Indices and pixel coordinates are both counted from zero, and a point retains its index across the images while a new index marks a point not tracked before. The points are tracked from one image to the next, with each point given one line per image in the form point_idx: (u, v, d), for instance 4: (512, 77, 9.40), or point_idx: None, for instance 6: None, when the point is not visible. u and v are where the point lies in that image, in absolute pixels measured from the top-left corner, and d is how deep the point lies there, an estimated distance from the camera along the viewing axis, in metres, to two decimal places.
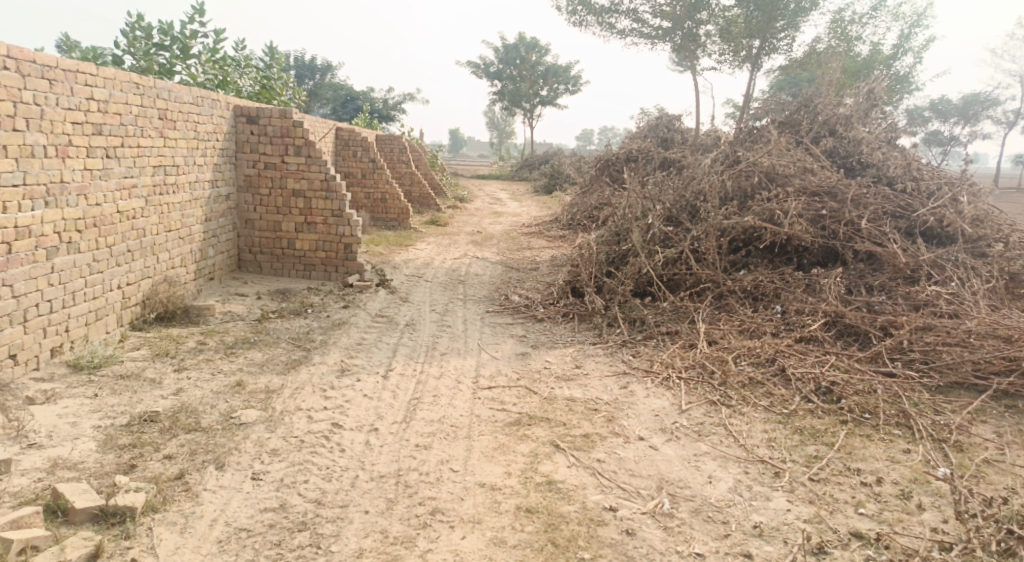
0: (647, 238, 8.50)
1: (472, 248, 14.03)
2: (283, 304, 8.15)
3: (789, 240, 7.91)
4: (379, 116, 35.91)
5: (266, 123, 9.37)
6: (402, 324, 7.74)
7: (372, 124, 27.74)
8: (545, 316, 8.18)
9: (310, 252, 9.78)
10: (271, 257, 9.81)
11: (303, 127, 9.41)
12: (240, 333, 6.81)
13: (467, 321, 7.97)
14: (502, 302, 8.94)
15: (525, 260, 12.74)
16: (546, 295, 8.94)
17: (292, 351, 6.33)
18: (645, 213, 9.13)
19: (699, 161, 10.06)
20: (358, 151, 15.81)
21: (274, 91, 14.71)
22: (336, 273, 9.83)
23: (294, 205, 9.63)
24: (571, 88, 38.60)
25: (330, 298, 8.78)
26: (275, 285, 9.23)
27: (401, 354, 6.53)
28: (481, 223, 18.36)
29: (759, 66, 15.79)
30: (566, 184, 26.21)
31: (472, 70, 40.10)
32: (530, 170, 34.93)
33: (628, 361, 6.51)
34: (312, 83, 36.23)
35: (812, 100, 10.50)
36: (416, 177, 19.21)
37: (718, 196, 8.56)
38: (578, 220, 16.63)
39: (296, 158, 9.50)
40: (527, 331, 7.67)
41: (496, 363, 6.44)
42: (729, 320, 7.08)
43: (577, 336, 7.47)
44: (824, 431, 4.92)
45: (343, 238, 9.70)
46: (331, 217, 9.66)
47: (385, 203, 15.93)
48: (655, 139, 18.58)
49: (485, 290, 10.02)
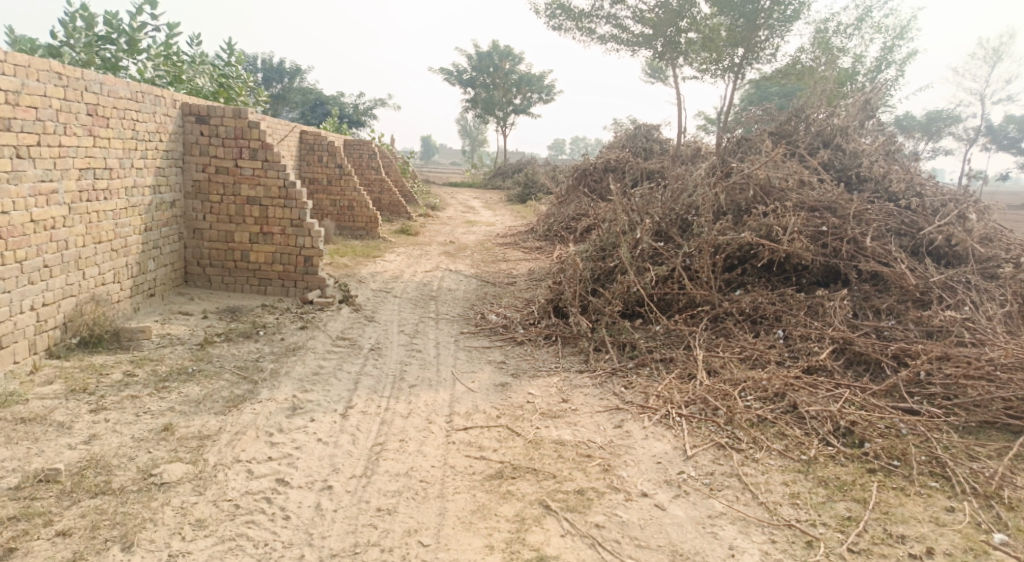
0: (636, 253, 7.85)
1: (444, 260, 13.25)
2: (233, 326, 7.29)
3: (789, 258, 7.33)
4: (348, 121, 34.92)
5: (217, 123, 8.50)
6: (366, 348, 6.94)
7: (341, 129, 26.82)
8: (525, 338, 7.47)
9: (266, 265, 8.91)
10: (222, 270, 8.90)
11: (260, 129, 8.58)
12: (179, 361, 5.91)
13: (439, 345, 7.20)
14: (477, 322, 8.20)
15: (501, 274, 12.00)
16: (525, 314, 8.23)
17: (237, 384, 5.47)
18: (632, 226, 8.49)
19: (689, 172, 9.45)
20: (323, 156, 14.92)
21: (234, 90, 13.74)
22: (294, 288, 8.98)
23: (248, 213, 8.77)
24: (544, 97, 38.10)
25: (286, 317, 7.93)
26: (225, 302, 8.35)
27: (365, 386, 5.74)
28: (454, 233, 17.58)
29: (742, 75, 15.46)
30: (540, 194, 25.59)
31: (444, 76, 39.37)
32: (502, 179, 34.27)
33: (620, 393, 5.83)
34: (280, 86, 35.03)
35: (805, 110, 10.00)
36: (385, 184, 18.35)
37: (711, 211, 7.96)
38: (554, 231, 15.97)
39: (251, 162, 8.65)
40: (506, 357, 6.93)
41: (472, 396, 5.69)
42: (728, 346, 6.45)
43: (561, 363, 6.76)
44: (851, 484, 4.24)
45: (303, 250, 8.86)
46: (289, 227, 8.82)
47: (352, 211, 15.07)
48: (633, 149, 18.06)
49: (458, 307, 9.26)
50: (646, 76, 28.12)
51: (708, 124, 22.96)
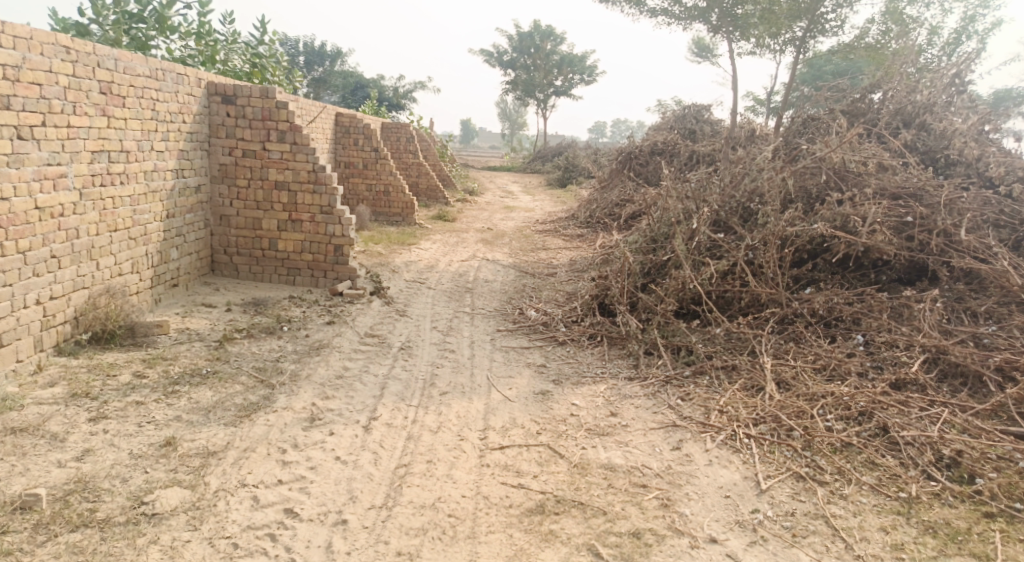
0: (692, 246, 7.13)
1: (481, 249, 12.67)
2: (257, 320, 6.84)
3: (867, 252, 6.55)
4: (388, 104, 34.53)
5: (244, 103, 8.03)
6: (396, 347, 6.41)
7: (380, 112, 26.40)
8: (567, 338, 6.86)
9: (295, 254, 8.47)
10: (249, 259, 8.47)
11: (288, 109, 8.09)
12: (194, 361, 5.45)
13: (474, 344, 6.63)
14: (516, 319, 7.61)
15: (541, 264, 11.36)
16: (567, 310, 7.60)
17: (253, 389, 4.97)
18: (688, 215, 7.74)
19: (750, 156, 8.62)
20: (359, 139, 14.44)
21: (268, 70, 13.31)
22: (324, 279, 8.52)
23: (276, 200, 8.32)
24: (586, 78, 37.00)
25: (313, 310, 7.46)
26: (251, 293, 7.92)
27: (392, 392, 5.20)
28: (492, 218, 17.00)
29: (804, 50, 14.40)
30: (581, 178, 24.76)
31: (484, 58, 38.62)
32: (542, 163, 33.48)
33: (678, 407, 5.17)
34: (321, 70, 34.81)
35: (882, 87, 9.06)
36: (423, 168, 17.83)
37: (777, 198, 7.16)
38: (597, 217, 15.22)
39: (279, 145, 8.19)
40: (547, 359, 6.33)
41: (509, 406, 5.09)
42: (800, 354, 5.74)
43: (608, 368, 6.12)
44: (967, 533, 3.56)
45: (333, 238, 8.39)
46: (319, 214, 8.35)
47: (388, 196, 14.60)
48: (681, 131, 17.14)
49: (496, 300, 8.67)
50: (693, 56, 26.91)
51: (760, 105, 21.76)
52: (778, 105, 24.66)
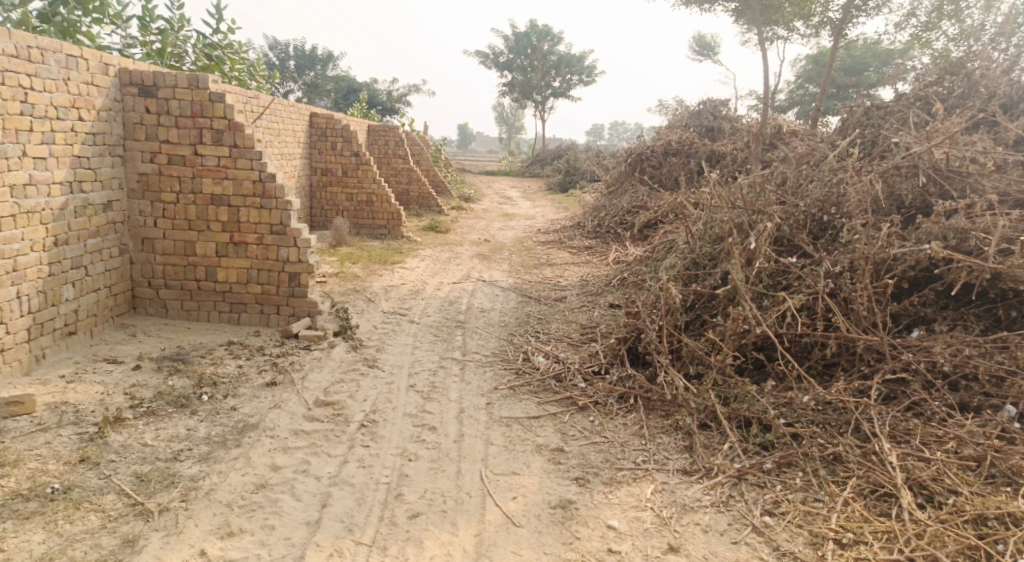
0: (754, 274, 5.40)
1: (478, 266, 10.93)
2: (171, 383, 5.06)
3: (996, 281, 4.79)
4: (380, 108, 32.80)
5: (167, 96, 6.30)
6: (356, 424, 4.64)
7: (370, 114, 24.62)
8: (590, 402, 5.13)
9: (238, 285, 6.71)
10: (181, 293, 6.68)
11: (225, 103, 6.36)
12: (44, 466, 3.69)
13: (465, 414, 4.87)
14: (520, 368, 5.86)
15: (547, 284, 9.59)
16: (588, 358, 5.85)
17: (113, 523, 3.24)
18: (741, 230, 6.01)
19: (810, 153, 6.86)
20: (337, 143, 12.67)
21: (226, 62, 11.51)
22: (276, 315, 6.76)
23: (214, 217, 6.58)
24: (585, 78, 35.19)
25: (254, 363, 5.70)
26: (177, 340, 6.15)
27: (335, 516, 3.47)
28: (490, 228, 15.28)
29: (841, 35, 12.69)
30: (584, 182, 23.04)
31: (480, 59, 36.94)
32: (541, 166, 31.75)
33: (768, 533, 3.49)
34: (312, 73, 32.78)
35: (967, 68, 7.32)
36: (413, 173, 16.08)
37: (864, 210, 5.43)
38: (607, 226, 13.49)
39: (214, 148, 6.45)
40: (566, 439, 4.59)
41: (514, 539, 3.41)
42: (930, 436, 4.01)
43: (652, 453, 4.39)
44: None
45: (286, 265, 6.66)
46: (268, 235, 6.61)
47: (371, 206, 12.86)
48: (698, 129, 15.47)
49: (494, 338, 6.92)
50: (695, 54, 25.20)
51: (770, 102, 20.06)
52: (787, 102, 22.80)
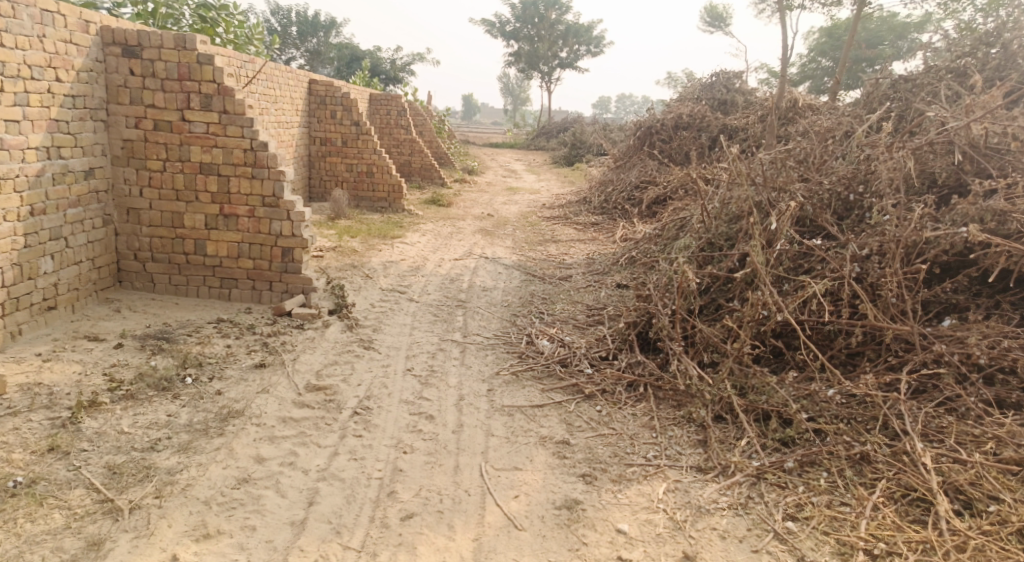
0: (774, 256, 5.07)
1: (481, 242, 10.59)
2: (153, 363, 4.77)
3: None
4: (384, 77, 32.13)
5: (152, 57, 5.92)
6: (349, 412, 4.36)
7: (373, 83, 24.04)
8: (597, 390, 4.85)
9: (229, 260, 6.40)
10: (169, 267, 6.38)
11: (214, 65, 5.98)
12: (8, 456, 3.42)
13: (465, 401, 4.58)
14: (523, 352, 5.57)
15: (551, 262, 9.27)
16: (595, 342, 5.56)
17: (78, 523, 3.02)
18: (761, 209, 5.66)
19: (834, 128, 6.47)
20: (337, 111, 12.24)
21: (221, 25, 10.99)
22: (268, 291, 6.46)
23: (203, 187, 6.24)
24: (592, 49, 34.39)
25: (243, 343, 5.41)
26: (164, 316, 5.86)
27: (322, 516, 3.23)
28: (493, 202, 14.90)
29: (863, 5, 12.17)
30: (590, 156, 22.57)
31: (485, 28, 36.11)
32: (546, 139, 31.20)
33: (790, 540, 3.22)
34: (314, 41, 32.06)
35: (1004, 39, 6.89)
36: (416, 145, 15.66)
37: (894, 189, 5.07)
38: (614, 202, 13.10)
39: (203, 114, 6.09)
40: (572, 430, 4.31)
41: (516, 545, 3.16)
42: (966, 436, 3.72)
43: (663, 447, 4.11)
44: None
45: (279, 239, 6.34)
46: (260, 207, 6.28)
47: (371, 178, 12.48)
48: (710, 102, 15.00)
49: (497, 319, 6.62)
50: (706, 26, 24.53)
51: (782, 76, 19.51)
52: (799, 76, 22.17)
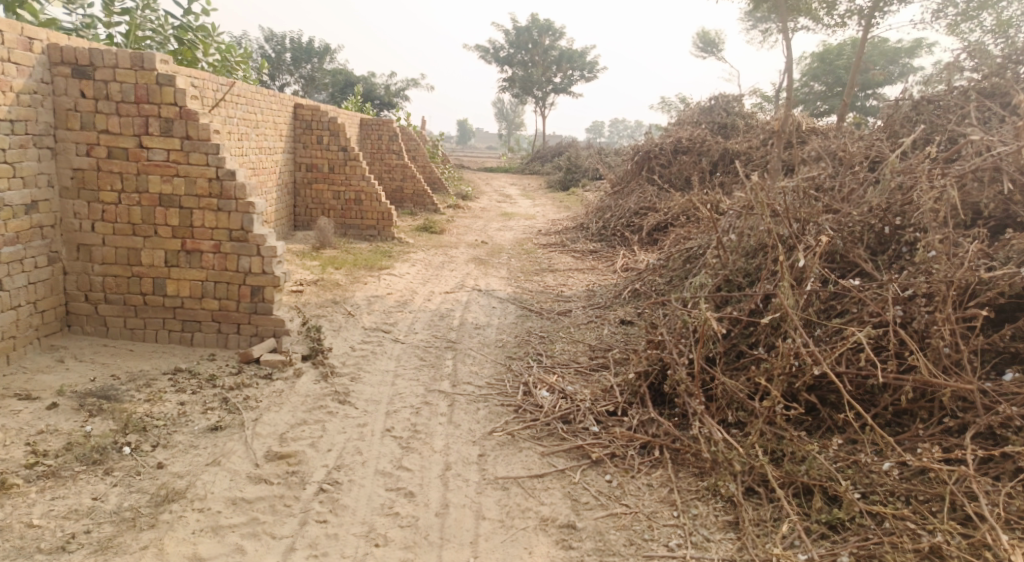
0: (804, 298, 4.46)
1: (474, 272, 9.98)
2: (89, 427, 4.11)
3: None
4: (378, 102, 31.76)
5: (106, 77, 5.34)
6: (314, 487, 3.71)
7: (365, 108, 23.59)
8: (606, 454, 4.19)
9: (191, 300, 5.75)
10: (124, 309, 5.72)
11: (175, 86, 5.39)
12: None
13: (452, 472, 3.93)
14: (520, 405, 4.90)
15: (549, 295, 8.63)
16: (601, 393, 4.91)
17: None
18: (784, 242, 5.06)
19: (859, 152, 5.90)
20: (324, 137, 11.68)
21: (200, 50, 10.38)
22: (235, 334, 5.81)
23: (162, 221, 5.61)
24: (586, 74, 34.17)
25: (201, 397, 4.75)
26: (113, 366, 5.19)
27: None
28: (487, 229, 14.30)
29: (869, 26, 11.74)
30: (586, 180, 22.06)
31: (480, 53, 35.92)
32: (541, 163, 30.77)
33: None
34: (308, 66, 31.68)
35: None
36: (408, 170, 15.10)
37: (938, 221, 4.48)
38: (613, 228, 12.50)
39: (163, 140, 5.49)
40: (578, 508, 3.66)
41: None
42: None
43: (687, 532, 3.47)
44: None
45: (248, 276, 5.70)
46: (226, 242, 5.65)
47: (359, 205, 11.90)
48: (711, 125, 14.51)
49: (490, 362, 5.97)
50: (699, 51, 24.26)
51: (777, 101, 19.15)
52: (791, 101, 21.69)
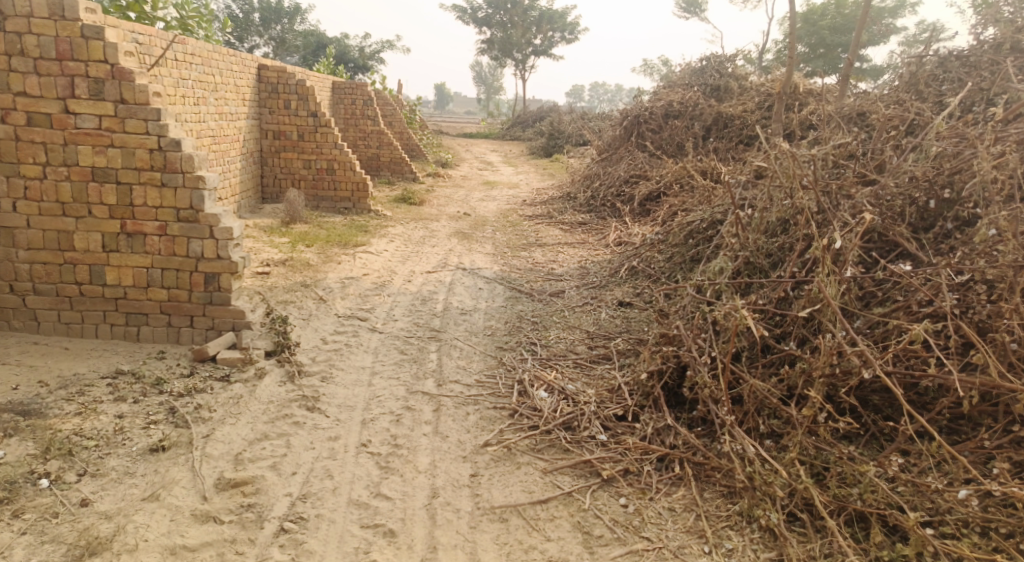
0: (845, 286, 3.86)
1: (457, 248, 9.27)
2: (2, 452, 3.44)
3: None
4: (352, 66, 30.43)
5: (19, 29, 4.51)
6: (274, 526, 3.10)
7: (339, 72, 22.38)
8: (618, 470, 3.61)
9: (135, 290, 5.02)
10: (56, 301, 4.97)
11: (103, 39, 4.56)
12: None
13: (441, 500, 3.33)
14: (515, 409, 4.28)
15: (539, 272, 7.98)
16: (607, 395, 4.31)
17: None
18: (815, 218, 4.44)
19: (888, 115, 5.27)
20: (291, 101, 10.77)
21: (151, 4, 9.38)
22: (188, 328, 5.10)
23: (97, 199, 4.84)
24: (567, 36, 32.99)
25: (144, 407, 4.08)
26: (42, 369, 4.47)
27: None
28: (469, 199, 13.54)
29: None
30: (569, 146, 21.25)
31: (457, 14, 34.53)
32: (522, 129, 29.81)
33: None
34: (279, 27, 30.15)
35: None
36: (384, 136, 14.22)
37: (996, 194, 3.89)
38: (602, 198, 11.83)
39: (92, 104, 4.68)
40: (591, 544, 3.09)
41: None
42: None
43: None
44: None
45: (200, 262, 4.97)
46: (173, 222, 4.91)
47: (331, 175, 11.07)
48: (703, 88, 13.78)
49: (479, 354, 5.33)
50: (681, 12, 23.33)
51: (764, 63, 18.46)
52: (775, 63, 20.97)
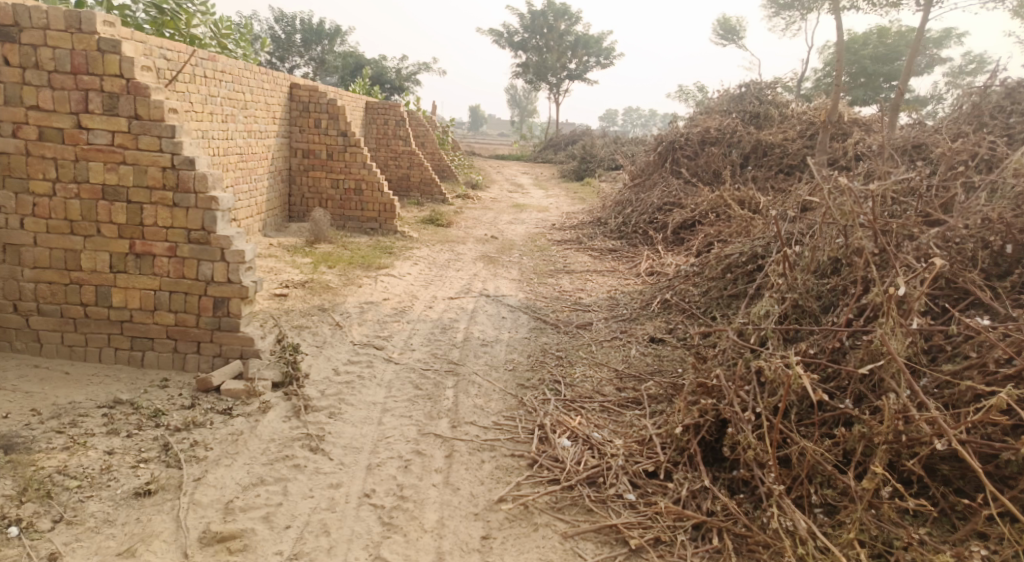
0: (911, 338, 3.43)
1: (482, 273, 8.96)
2: None
3: None
4: (387, 87, 30.67)
5: (35, 41, 4.36)
6: None
7: (374, 93, 22.49)
8: (647, 538, 3.22)
9: (141, 313, 4.79)
10: (60, 321, 4.77)
11: (119, 53, 4.39)
12: None
13: None
14: (535, 458, 3.90)
15: (566, 302, 7.61)
16: (637, 446, 3.91)
17: None
18: (873, 260, 4.01)
19: (953, 149, 4.83)
20: (321, 120, 10.66)
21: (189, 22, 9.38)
22: (194, 354, 4.85)
23: (106, 217, 4.64)
24: (603, 61, 32.82)
25: (138, 441, 3.81)
26: (38, 395, 4.25)
27: None
28: (497, 222, 13.26)
29: None
30: (601, 170, 20.91)
31: (493, 37, 34.68)
32: (554, 152, 29.60)
33: None
34: (318, 48, 30.61)
35: None
36: (415, 157, 14.07)
37: None
38: (634, 225, 11.44)
39: (106, 119, 4.50)
40: None
41: None
42: None
43: None
44: None
45: (209, 286, 4.73)
46: (184, 244, 4.69)
47: (358, 195, 10.90)
48: (742, 114, 13.34)
49: (498, 392, 4.98)
50: (719, 39, 22.96)
51: (803, 91, 17.94)
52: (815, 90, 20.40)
